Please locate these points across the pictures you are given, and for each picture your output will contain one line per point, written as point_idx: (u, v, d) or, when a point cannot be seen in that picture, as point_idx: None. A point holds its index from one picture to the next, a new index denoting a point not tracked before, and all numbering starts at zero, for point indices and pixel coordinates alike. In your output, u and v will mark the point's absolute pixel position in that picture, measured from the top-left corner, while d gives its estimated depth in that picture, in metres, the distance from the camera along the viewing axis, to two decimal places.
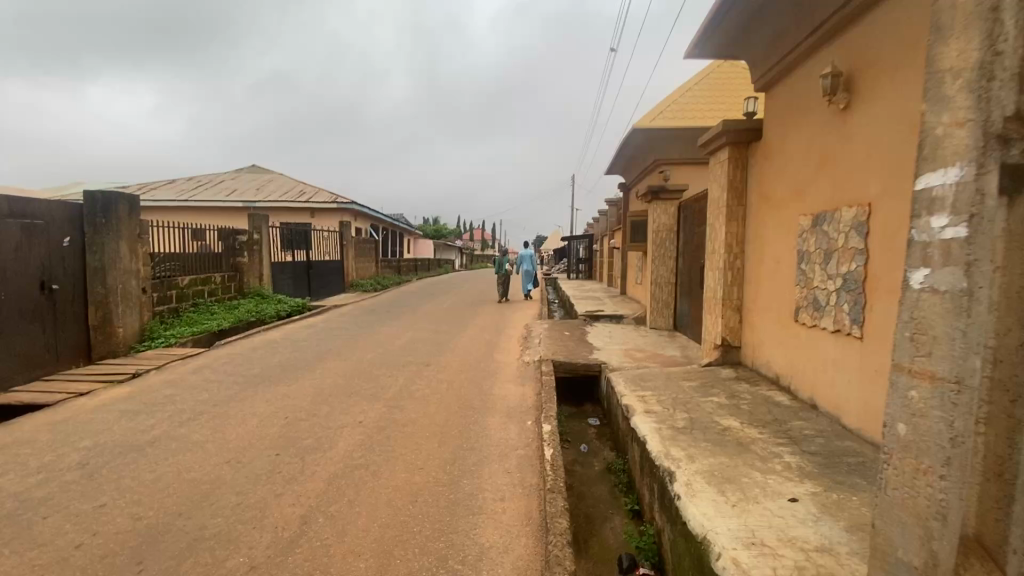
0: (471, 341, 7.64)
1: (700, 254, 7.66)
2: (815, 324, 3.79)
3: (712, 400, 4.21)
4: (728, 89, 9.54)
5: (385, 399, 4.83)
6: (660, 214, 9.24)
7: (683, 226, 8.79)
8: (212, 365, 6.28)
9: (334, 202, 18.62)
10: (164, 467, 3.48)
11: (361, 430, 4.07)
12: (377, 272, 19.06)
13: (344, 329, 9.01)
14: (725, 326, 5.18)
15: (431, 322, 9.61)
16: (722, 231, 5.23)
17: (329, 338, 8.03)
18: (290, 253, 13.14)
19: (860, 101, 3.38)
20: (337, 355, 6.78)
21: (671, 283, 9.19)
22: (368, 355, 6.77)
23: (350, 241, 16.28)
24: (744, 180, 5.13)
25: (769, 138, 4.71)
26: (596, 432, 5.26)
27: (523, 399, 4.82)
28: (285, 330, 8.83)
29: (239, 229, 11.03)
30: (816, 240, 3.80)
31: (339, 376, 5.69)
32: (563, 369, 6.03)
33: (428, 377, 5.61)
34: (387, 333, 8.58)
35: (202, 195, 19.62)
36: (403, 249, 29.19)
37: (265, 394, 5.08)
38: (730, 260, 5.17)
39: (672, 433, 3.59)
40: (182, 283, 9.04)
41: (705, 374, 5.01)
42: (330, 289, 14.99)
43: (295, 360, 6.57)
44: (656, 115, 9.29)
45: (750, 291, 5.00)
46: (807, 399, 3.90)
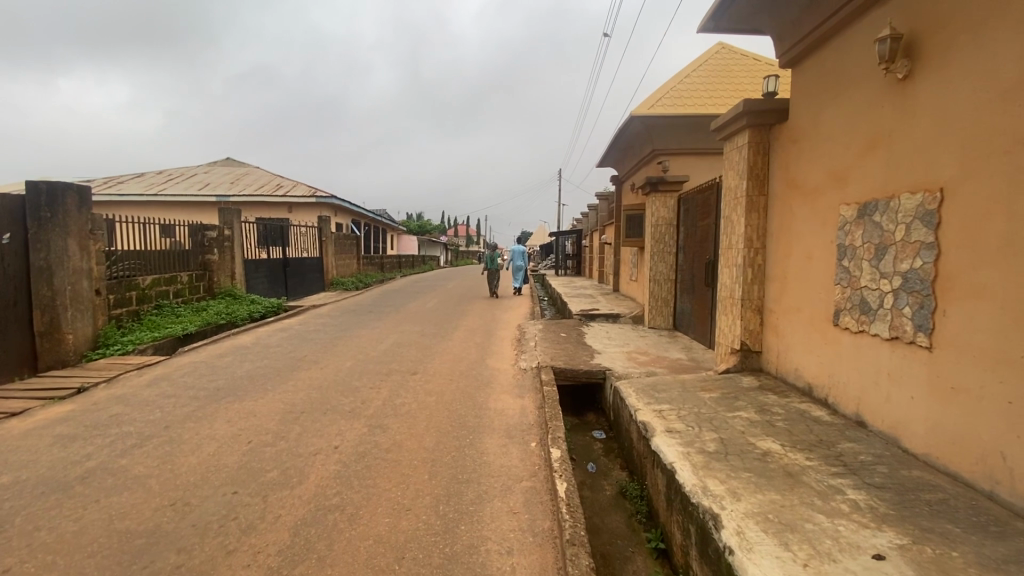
0: (461, 345, 7.06)
1: (706, 249, 7.18)
2: (863, 330, 3.30)
3: (741, 416, 3.68)
4: (722, 82, 9.28)
5: (367, 416, 4.23)
6: (658, 207, 8.74)
7: (684, 220, 8.30)
8: (171, 376, 5.61)
9: (313, 197, 17.81)
10: (93, 514, 2.85)
11: (337, 457, 3.47)
12: (359, 269, 18.31)
13: (322, 332, 8.35)
14: (744, 329, 4.69)
15: (417, 323, 8.98)
16: (741, 223, 4.72)
17: (305, 343, 7.37)
18: (265, 250, 12.37)
19: (926, 68, 2.87)
20: (313, 363, 6.15)
21: (671, 280, 8.72)
22: (347, 363, 6.14)
23: (330, 238, 15.53)
24: (765, 167, 4.63)
25: (798, 118, 4.20)
26: (603, 447, 4.70)
27: (523, 414, 4.26)
28: (257, 334, 8.14)
29: (209, 225, 10.26)
30: (864, 232, 3.31)
31: (314, 388, 5.07)
32: (563, 375, 5.48)
33: (415, 388, 5.02)
34: (369, 336, 7.94)
35: (172, 189, 18.61)
36: (385, 245, 28.37)
37: (227, 412, 4.44)
38: (751, 256, 4.67)
39: (704, 459, 3.06)
40: (144, 283, 8.28)
41: (725, 383, 4.49)
42: (309, 288, 14.22)
43: (265, 369, 5.92)
44: (654, 102, 8.78)
45: (774, 290, 4.51)
46: (853, 415, 3.41)
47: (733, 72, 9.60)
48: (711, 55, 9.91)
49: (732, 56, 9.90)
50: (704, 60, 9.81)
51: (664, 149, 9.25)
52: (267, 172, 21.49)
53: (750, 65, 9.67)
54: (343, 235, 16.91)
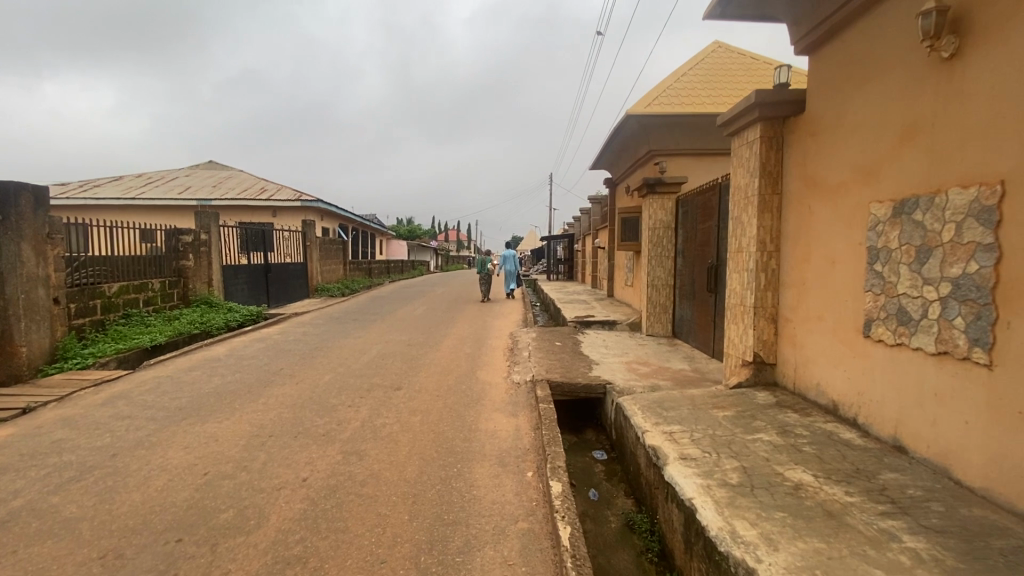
0: (449, 356, 6.60)
1: (709, 253, 6.80)
2: (902, 343, 2.92)
3: (762, 439, 3.28)
4: (720, 80, 9.03)
5: (342, 441, 3.77)
6: (656, 209, 8.35)
7: (683, 222, 7.94)
8: (130, 394, 5.11)
9: (298, 200, 17.30)
10: (4, 571, 2.38)
11: (304, 493, 3.01)
12: (345, 275, 17.78)
13: (301, 342, 7.85)
14: (757, 339, 4.31)
15: (403, 332, 8.51)
16: (753, 225, 4.35)
17: (282, 355, 6.88)
18: (245, 256, 11.84)
19: (979, 44, 2.51)
20: (288, 378, 5.67)
21: (669, 286, 8.35)
22: (325, 377, 5.66)
23: (314, 242, 15.02)
24: (779, 163, 4.26)
25: (817, 109, 3.84)
26: (604, 471, 4.27)
27: (517, 436, 3.84)
28: (231, 345, 7.63)
29: (183, 229, 9.74)
30: (901, 233, 2.94)
31: (287, 407, 4.60)
32: (560, 390, 5.06)
33: (397, 406, 4.58)
34: (351, 346, 7.45)
35: (150, 193, 17.98)
36: (374, 250, 27.80)
37: (185, 437, 3.96)
38: (764, 260, 4.30)
39: (727, 493, 2.65)
40: (110, 291, 7.75)
41: (739, 400, 4.10)
42: (292, 295, 13.69)
43: (235, 385, 5.43)
44: (651, 101, 8.45)
45: (790, 297, 4.14)
46: (889, 439, 3.03)
47: (730, 71, 9.31)
48: (707, 54, 9.63)
49: (728, 55, 9.63)
50: (700, 59, 9.52)
51: (661, 151, 8.84)
52: (251, 176, 20.92)
53: (747, 65, 9.46)
54: (328, 240, 16.38)
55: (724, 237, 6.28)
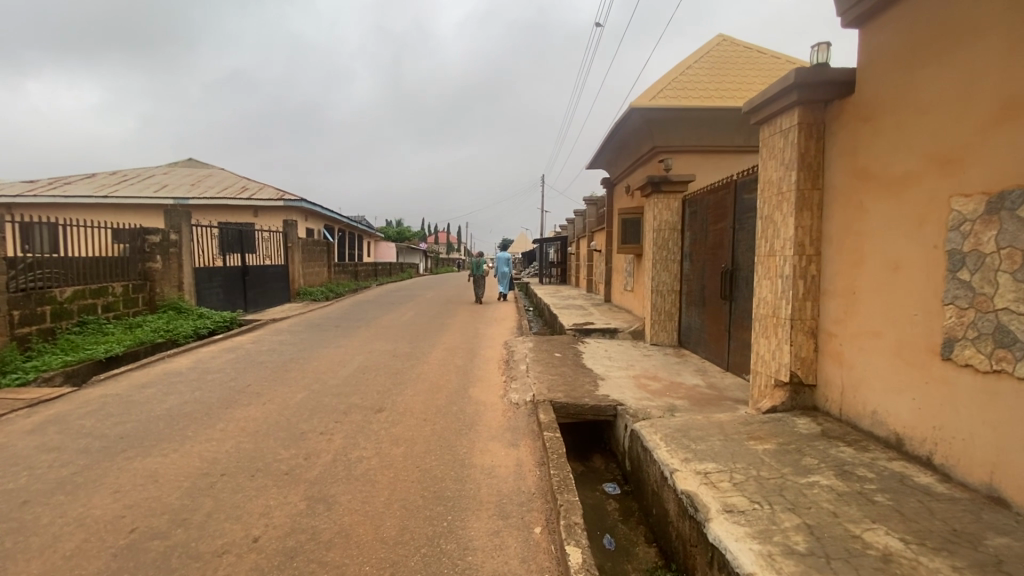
0: (437, 369, 5.96)
1: (722, 257, 6.24)
2: (1001, 370, 2.38)
3: (821, 484, 2.69)
4: (726, 74, 8.53)
5: (308, 483, 3.13)
6: (661, 210, 7.78)
7: (691, 223, 7.38)
8: (66, 419, 4.41)
9: (281, 200, 16.57)
10: None
11: (251, 560, 2.37)
12: (330, 278, 17.03)
13: (275, 353, 7.16)
14: (794, 357, 3.74)
15: (388, 341, 7.84)
16: (788, 224, 3.78)
17: (252, 369, 6.19)
18: (220, 257, 11.10)
19: None
20: (255, 397, 5.00)
21: (675, 292, 7.79)
22: (297, 396, 5.00)
23: (297, 244, 14.29)
24: (819, 154, 3.70)
25: (872, 90, 3.28)
26: (619, 509, 3.66)
27: (518, 475, 3.22)
28: (197, 356, 6.92)
29: (150, 228, 9.00)
30: (1001, 233, 2.40)
31: (247, 437, 3.94)
32: (564, 413, 4.44)
33: (377, 433, 3.94)
34: (331, 358, 6.78)
35: (124, 191, 17.11)
36: (361, 252, 27.02)
37: (119, 478, 3.29)
38: (802, 265, 3.72)
39: (798, 567, 2.05)
40: (62, 296, 7.01)
41: (777, 429, 3.51)
42: (271, 299, 12.95)
43: (193, 406, 4.76)
44: (656, 94, 7.90)
45: (833, 308, 3.58)
46: (982, 487, 2.46)
47: (737, 64, 8.81)
48: (713, 47, 9.10)
49: (734, 48, 9.14)
50: (706, 52, 8.98)
51: (666, 148, 8.23)
52: (232, 175, 20.09)
53: (753, 58, 8.98)
54: (312, 241, 15.64)
55: (741, 240, 5.73)
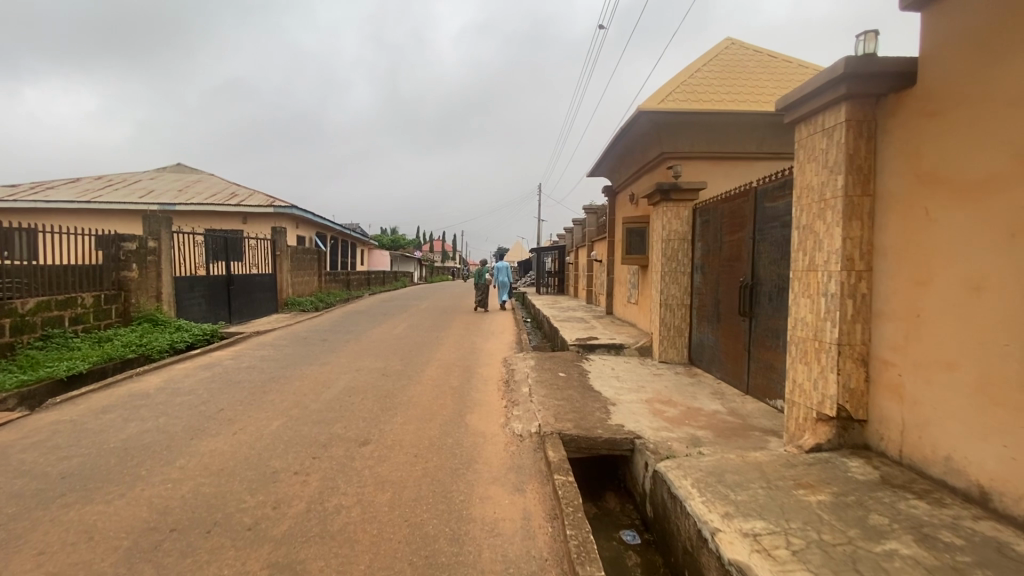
0: (431, 392, 5.42)
1: (740, 271, 5.78)
2: None
3: (902, 556, 2.20)
4: (736, 77, 8.16)
5: (275, 543, 2.61)
6: (670, 218, 7.30)
7: (703, 233, 6.92)
8: (4, 452, 3.84)
9: (271, 206, 16.05)
10: None
11: None
12: (320, 288, 16.44)
13: (255, 371, 6.60)
14: (842, 388, 3.25)
15: (377, 357, 7.30)
16: (834, 235, 3.31)
17: (226, 390, 5.63)
18: (203, 266, 10.52)
19: None
20: (226, 425, 4.46)
21: (685, 306, 7.32)
22: (273, 424, 4.45)
23: (285, 252, 13.73)
24: (871, 155, 3.25)
25: (940, 82, 2.84)
26: (642, 564, 3.14)
27: (527, 533, 2.70)
28: (169, 375, 6.35)
29: (125, 234, 8.45)
30: None
31: (209, 478, 3.40)
32: (574, 446, 3.92)
33: (361, 474, 3.42)
34: (314, 376, 6.23)
35: (108, 197, 16.49)
36: (354, 261, 26.43)
37: (47, 534, 2.74)
38: (851, 282, 3.25)
39: None
40: (22, 308, 6.44)
41: (828, 473, 3.01)
42: (257, 310, 12.35)
43: (153, 436, 4.20)
44: (665, 97, 7.49)
45: (890, 332, 3.12)
46: None
47: (747, 68, 8.44)
48: (721, 50, 8.72)
49: (743, 52, 8.78)
50: (713, 55, 8.59)
51: (673, 154, 7.73)
52: (221, 180, 19.52)
53: (764, 62, 8.62)
54: (302, 248, 15.10)
55: (763, 252, 5.27)
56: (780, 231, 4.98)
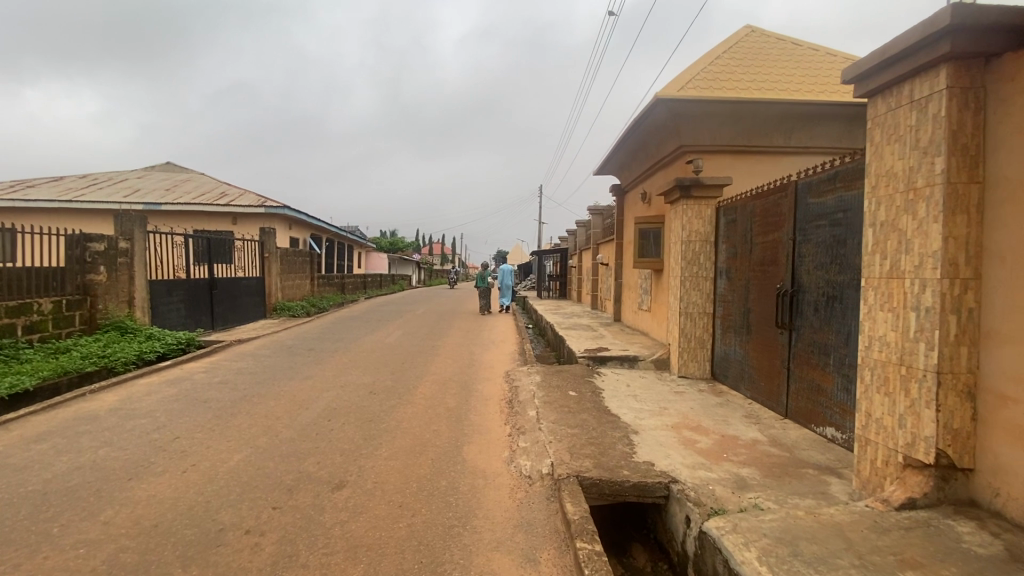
0: (424, 415, 4.70)
1: (777, 276, 5.09)
2: None
3: None
4: (760, 65, 7.47)
5: None
6: (691, 218, 6.59)
7: (729, 234, 6.22)
8: None
9: (261, 206, 15.33)
10: None
11: None
12: (313, 292, 15.73)
13: (227, 387, 5.87)
14: (944, 429, 2.54)
15: (366, 371, 6.58)
16: (932, 231, 2.60)
17: (189, 412, 4.91)
18: (182, 269, 9.82)
19: None
20: (177, 460, 3.74)
21: (707, 315, 6.61)
22: (234, 459, 3.73)
23: (274, 254, 12.98)
24: (981, 131, 2.54)
25: None
26: None
27: None
28: (129, 392, 5.63)
29: (92, 234, 7.75)
30: None
31: (135, 539, 2.69)
32: (596, 492, 3.21)
33: (330, 534, 2.70)
34: (293, 394, 5.51)
35: (91, 196, 15.79)
36: (350, 264, 25.74)
37: None
38: (956, 292, 2.54)
39: None
40: None
41: (936, 544, 2.29)
42: (243, 316, 11.64)
43: (84, 476, 3.48)
44: (685, 84, 6.82)
45: (1011, 357, 2.42)
46: None
47: (772, 55, 7.74)
48: (741, 37, 8.02)
49: (766, 39, 8.09)
50: (734, 42, 7.87)
51: (693, 147, 7.05)
52: (211, 180, 18.82)
53: (789, 49, 7.92)
54: (293, 250, 14.37)
55: (808, 256, 4.57)
56: (830, 231, 4.28)
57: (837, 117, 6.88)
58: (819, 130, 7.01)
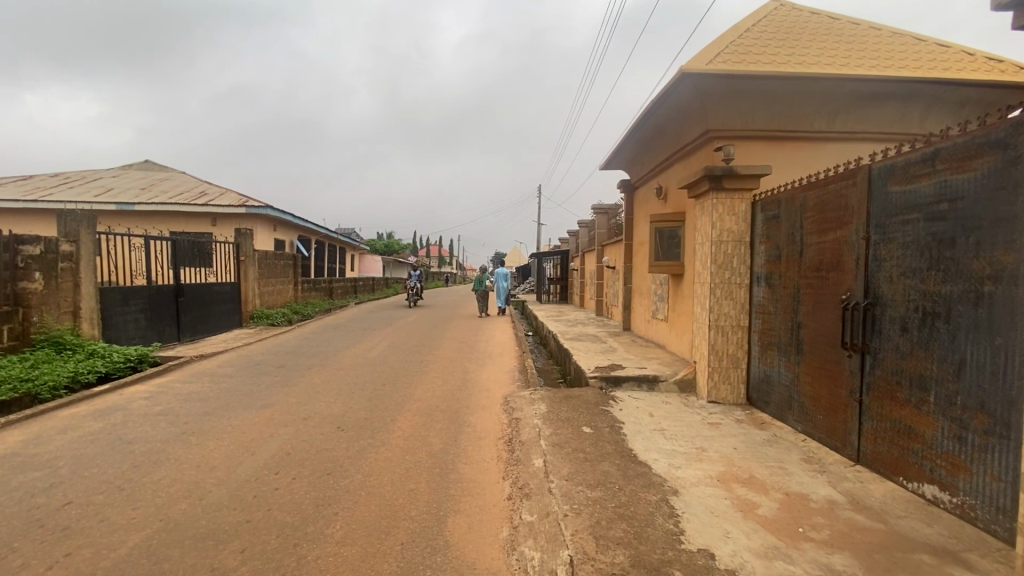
0: (398, 465, 3.68)
1: (841, 284, 4.09)
2: None
3: None
4: (796, 39, 6.44)
5: None
6: (722, 214, 5.57)
7: (771, 233, 5.20)
8: None
9: (242, 206, 14.27)
10: None
11: None
12: (297, 297, 14.70)
13: (165, 420, 4.82)
14: None
15: (338, 397, 5.55)
16: None
17: (102, 460, 3.87)
18: (141, 274, 8.78)
19: None
20: (50, 546, 2.71)
21: (742, 329, 5.59)
22: (127, 546, 2.69)
23: (251, 257, 11.91)
24: None
25: None
26: None
27: None
28: (41, 429, 4.58)
29: (26, 236, 6.75)
30: None
31: None
32: None
33: None
34: (242, 432, 4.47)
35: (60, 196, 14.76)
36: (342, 267, 24.71)
37: None
38: None
39: None
40: None
41: None
42: (214, 326, 10.60)
43: None
44: (714, 57, 5.78)
45: None
46: None
47: (807, 29, 6.72)
48: (771, 10, 7.00)
49: (798, 12, 7.08)
50: (763, 15, 6.85)
51: (722, 132, 6.05)
52: (191, 179, 17.77)
53: (826, 23, 6.91)
54: (274, 253, 13.28)
55: (893, 260, 3.56)
56: (930, 227, 3.28)
57: (890, 97, 5.90)
58: (868, 112, 6.04)
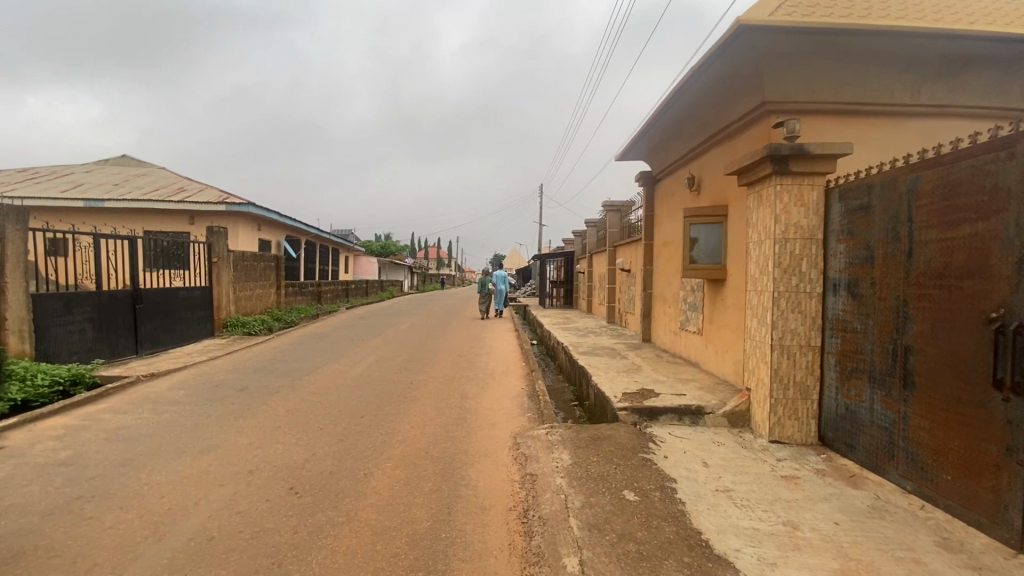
0: (366, 566, 2.50)
1: (988, 299, 2.94)
2: None
3: None
4: None
5: None
6: (788, 204, 4.41)
7: (857, 226, 4.05)
8: None
9: (222, 203, 13.06)
10: None
11: None
12: (280, 303, 13.53)
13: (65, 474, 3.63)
14: None
15: (301, 437, 4.36)
16: None
17: None
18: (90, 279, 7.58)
19: None
20: None
21: (813, 350, 4.43)
22: None
23: (224, 259, 10.67)
24: None
25: None
26: None
27: None
28: None
29: None
30: None
31: None
32: None
33: None
34: (160, 496, 3.28)
35: (25, 191, 13.57)
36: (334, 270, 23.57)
37: None
38: None
39: None
40: None
41: None
42: (179, 338, 9.39)
43: None
44: (777, 9, 4.63)
45: None
46: None
47: None
48: None
49: None
50: None
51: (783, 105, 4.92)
52: (171, 175, 16.58)
53: None
54: (253, 254, 12.09)
55: None
56: None
57: (991, 63, 4.74)
58: (960, 80, 4.88)
